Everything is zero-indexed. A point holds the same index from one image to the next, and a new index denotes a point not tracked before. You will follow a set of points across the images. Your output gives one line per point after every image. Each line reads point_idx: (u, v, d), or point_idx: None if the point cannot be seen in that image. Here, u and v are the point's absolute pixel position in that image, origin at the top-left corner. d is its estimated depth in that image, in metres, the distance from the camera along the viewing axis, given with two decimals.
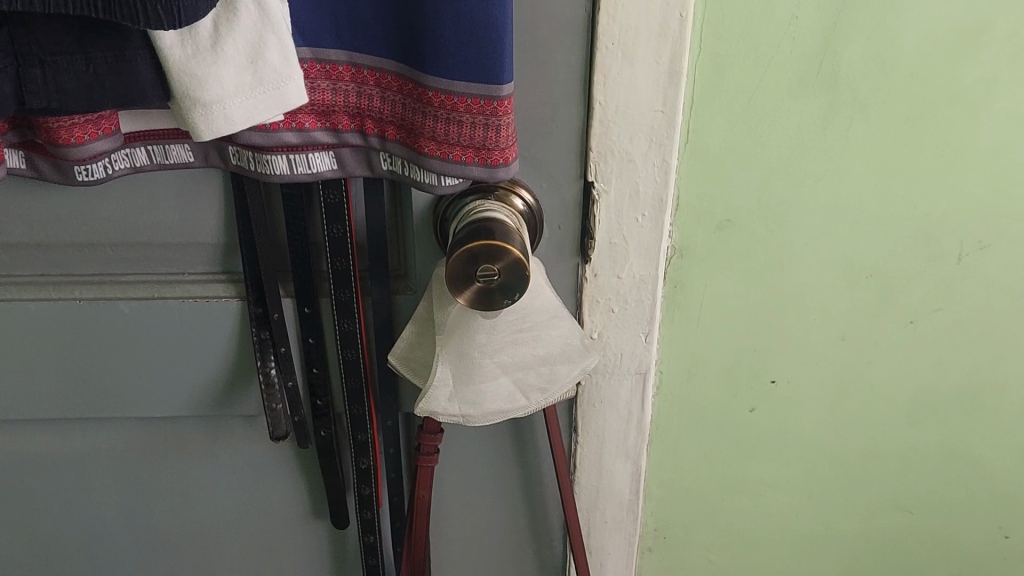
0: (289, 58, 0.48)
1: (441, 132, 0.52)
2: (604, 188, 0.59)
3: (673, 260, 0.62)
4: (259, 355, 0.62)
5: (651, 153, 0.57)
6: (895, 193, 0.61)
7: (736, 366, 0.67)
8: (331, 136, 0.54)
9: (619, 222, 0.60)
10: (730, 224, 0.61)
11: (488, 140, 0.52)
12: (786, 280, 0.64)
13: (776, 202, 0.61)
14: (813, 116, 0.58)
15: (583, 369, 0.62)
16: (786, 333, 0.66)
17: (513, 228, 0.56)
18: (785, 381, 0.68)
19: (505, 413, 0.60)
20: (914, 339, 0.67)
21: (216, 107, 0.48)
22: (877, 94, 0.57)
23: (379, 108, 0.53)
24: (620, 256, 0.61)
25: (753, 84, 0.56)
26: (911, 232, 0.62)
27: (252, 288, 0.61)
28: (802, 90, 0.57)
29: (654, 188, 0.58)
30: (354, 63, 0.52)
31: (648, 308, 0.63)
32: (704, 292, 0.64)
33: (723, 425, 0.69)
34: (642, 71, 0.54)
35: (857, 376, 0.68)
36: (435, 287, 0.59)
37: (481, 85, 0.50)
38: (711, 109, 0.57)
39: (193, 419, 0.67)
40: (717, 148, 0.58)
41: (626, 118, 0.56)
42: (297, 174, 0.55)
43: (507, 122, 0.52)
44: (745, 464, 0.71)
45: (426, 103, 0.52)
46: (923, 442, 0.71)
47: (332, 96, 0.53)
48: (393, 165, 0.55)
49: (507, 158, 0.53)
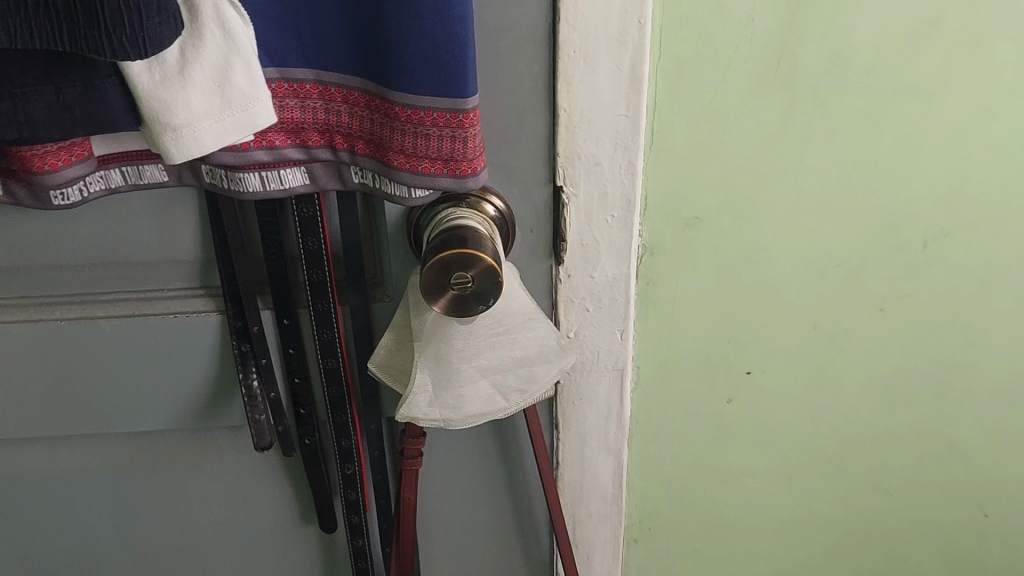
0: (255, 80, 0.49)
1: (409, 146, 0.53)
2: (573, 191, 0.60)
3: (644, 259, 0.64)
4: (241, 367, 0.63)
5: (617, 156, 0.58)
6: (859, 185, 0.62)
7: (711, 359, 0.68)
8: (301, 152, 0.55)
9: (590, 224, 0.61)
10: (698, 222, 0.62)
11: (456, 152, 0.53)
12: (756, 273, 0.65)
13: (743, 199, 0.62)
14: (775, 113, 0.59)
15: (561, 369, 0.63)
16: (759, 325, 0.67)
17: (485, 235, 0.57)
18: (760, 371, 0.69)
19: (485, 415, 0.61)
20: (884, 325, 0.68)
21: (186, 130, 0.49)
22: (836, 89, 0.58)
23: (347, 123, 0.54)
24: (592, 257, 0.62)
25: (714, 84, 0.57)
26: (876, 221, 0.64)
27: (230, 303, 0.61)
28: (762, 89, 0.58)
29: (622, 190, 0.60)
30: (321, 81, 0.53)
31: (622, 306, 0.64)
32: (677, 288, 0.65)
33: (701, 417, 0.71)
34: (605, 77, 0.55)
35: (830, 363, 0.69)
36: (411, 294, 0.60)
37: (446, 99, 0.51)
38: (675, 111, 0.58)
39: (180, 432, 0.68)
40: (682, 148, 0.59)
41: (591, 123, 0.57)
42: (269, 191, 0.56)
43: (474, 133, 0.53)
44: (725, 454, 0.73)
45: (393, 118, 0.53)
46: (898, 424, 0.73)
47: (301, 114, 0.54)
48: (364, 179, 0.56)
49: (476, 168, 0.54)
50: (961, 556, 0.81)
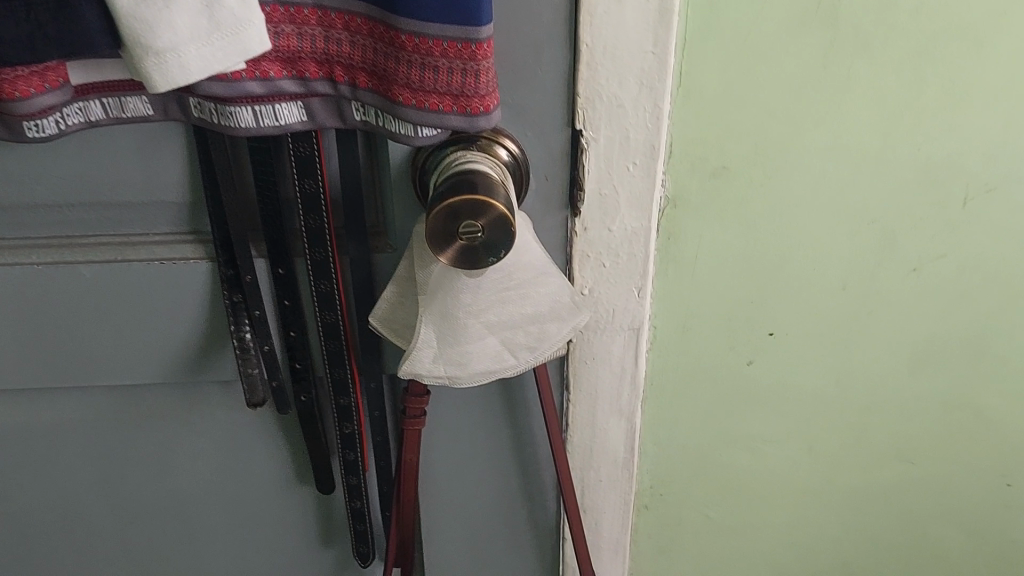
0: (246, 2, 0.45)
1: (416, 79, 0.48)
2: (593, 135, 0.55)
3: (667, 211, 0.59)
4: (232, 319, 0.59)
5: (641, 97, 0.54)
6: (900, 134, 0.57)
7: (734, 319, 0.64)
8: (297, 85, 0.50)
9: (609, 171, 0.56)
10: (726, 171, 0.58)
11: (466, 87, 0.48)
12: (785, 227, 0.60)
13: (775, 147, 0.57)
14: (814, 53, 0.54)
15: (574, 328, 0.59)
16: (786, 284, 0.63)
17: (497, 181, 0.53)
18: (784, 334, 0.65)
19: (493, 373, 0.57)
20: (920, 289, 0.63)
21: (171, 56, 0.44)
22: (882, 28, 0.53)
23: (348, 54, 0.49)
24: (611, 209, 0.58)
25: (750, 19, 0.52)
26: (917, 175, 0.59)
27: (221, 250, 0.57)
28: (801, 26, 0.53)
29: (645, 135, 0.55)
30: (320, 6, 0.48)
31: (641, 262, 0.60)
32: (700, 243, 0.61)
33: (721, 382, 0.67)
34: (631, 8, 0.51)
35: (861, 328, 0.65)
36: (416, 244, 0.56)
37: (456, 25, 0.46)
38: (705, 49, 0.53)
39: (168, 387, 0.64)
40: (712, 89, 0.55)
41: (615, 60, 0.52)
42: (263, 127, 0.52)
43: (487, 66, 0.48)
44: (744, 421, 0.69)
45: (399, 48, 0.48)
46: (929, 395, 0.68)
47: (299, 43, 0.49)
48: (366, 116, 0.52)
49: (489, 106, 0.50)
50: (985, 531, 0.78)
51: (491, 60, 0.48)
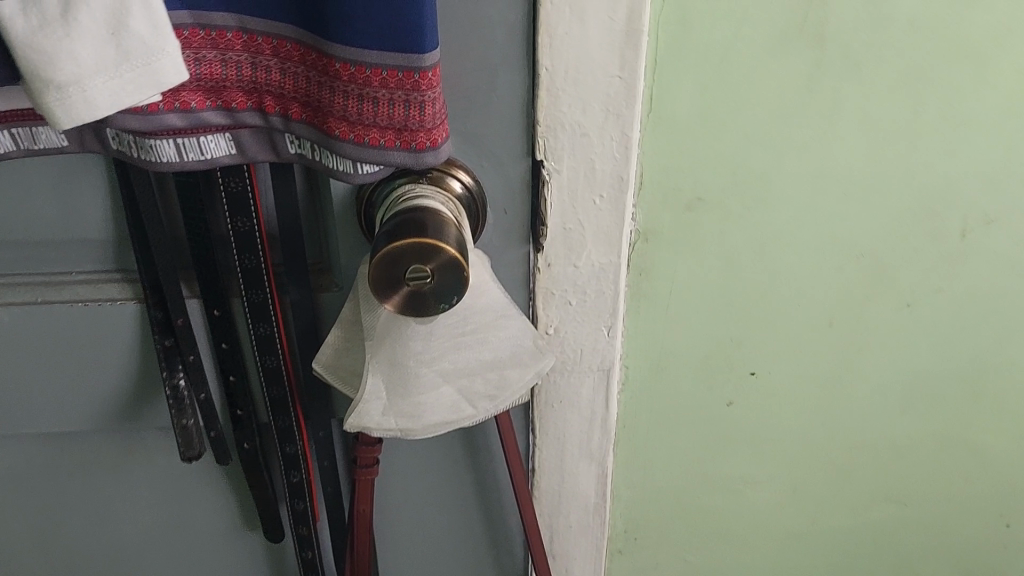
0: (159, 27, 0.39)
1: (354, 111, 0.43)
2: (554, 166, 0.50)
3: (638, 245, 0.54)
4: (164, 366, 0.54)
5: (608, 125, 0.49)
6: (891, 163, 0.52)
7: (712, 358, 0.59)
8: (224, 116, 0.45)
9: (574, 205, 0.51)
10: (701, 203, 0.53)
11: (411, 120, 0.44)
12: (766, 261, 0.55)
13: (755, 178, 0.52)
14: (798, 75, 0.48)
15: (536, 374, 0.55)
16: (767, 321, 0.58)
17: (450, 220, 0.48)
18: (766, 373, 0.60)
19: (449, 425, 0.53)
20: (912, 324, 0.59)
21: (74, 89, 0.38)
22: (873, 50, 0.48)
23: (279, 82, 0.44)
24: (576, 244, 0.53)
25: (728, 40, 0.47)
26: (909, 205, 0.54)
27: (150, 291, 0.52)
28: (783, 47, 0.47)
29: (613, 165, 0.50)
30: (245, 29, 0.43)
31: (610, 300, 0.55)
32: (674, 279, 0.56)
33: (698, 422, 0.62)
34: (596, 29, 0.45)
35: (847, 365, 0.60)
36: (362, 284, 0.51)
37: (396, 53, 0.42)
38: (679, 73, 0.48)
39: (100, 435, 0.59)
40: (685, 116, 0.49)
41: (578, 85, 0.47)
42: (187, 162, 0.46)
43: (433, 98, 0.43)
44: (723, 463, 0.64)
45: (334, 77, 0.43)
46: (920, 433, 0.64)
47: (223, 70, 0.44)
48: (302, 150, 0.47)
49: (437, 141, 0.45)
50: (978, 569, 0.73)
51: (439, 91, 0.44)
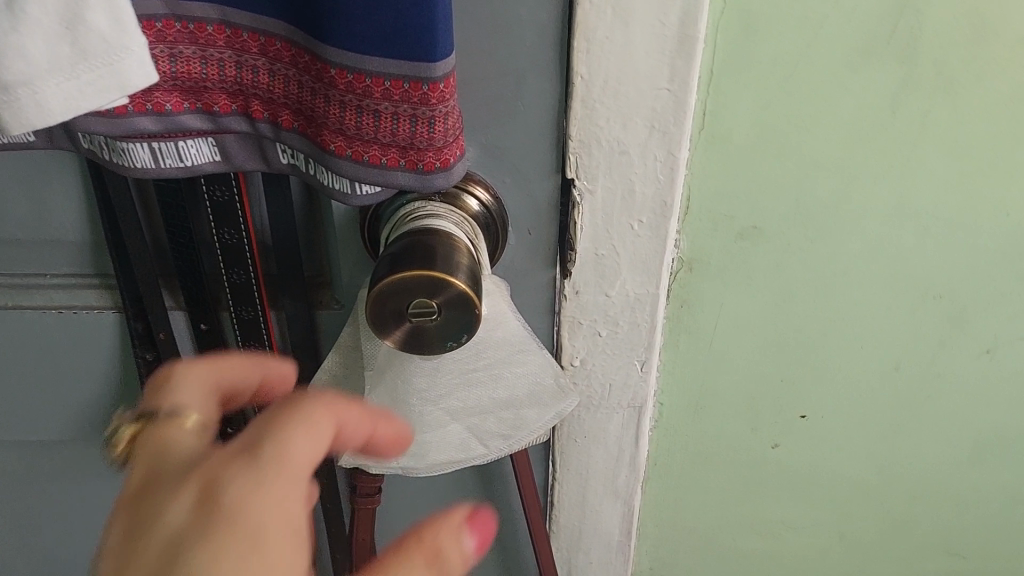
0: (124, 20, 0.30)
1: (352, 125, 0.37)
2: (588, 188, 0.43)
3: (680, 274, 0.48)
4: (146, 382, 0.49)
5: (651, 143, 0.42)
6: (981, 198, 0.45)
7: (758, 398, 0.53)
8: (205, 120, 0.39)
9: (608, 229, 0.45)
10: (756, 232, 0.46)
11: (418, 138, 0.37)
12: (827, 298, 0.49)
13: (821, 207, 0.45)
14: (879, 95, 0.41)
15: (558, 415, 0.48)
16: (824, 362, 0.51)
17: (464, 247, 0.41)
18: (818, 416, 0.53)
19: (455, 466, 0.47)
20: (990, 373, 0.51)
21: (24, 91, 0.29)
22: (972, 68, 0.40)
23: (267, 85, 0.38)
24: (609, 272, 0.46)
25: (798, 53, 0.40)
26: (999, 244, 0.46)
27: (128, 302, 0.47)
28: (863, 62, 0.40)
29: (655, 188, 0.43)
30: (227, 23, 0.36)
31: (646, 332, 0.49)
32: (720, 313, 0.49)
33: (738, 464, 0.56)
34: (642, 35, 0.38)
35: (913, 414, 0.53)
36: (363, 310, 0.45)
37: (402, 60, 0.35)
38: (738, 88, 0.41)
39: (84, 445, 0.55)
40: (743, 136, 0.42)
41: (618, 98, 0.40)
42: (164, 168, 0.40)
43: (446, 113, 0.37)
44: (763, 505, 0.58)
45: (329, 84, 0.36)
46: (988, 487, 0.57)
47: (202, 69, 0.38)
48: (294, 161, 0.40)
49: (449, 162, 0.38)
50: None
51: (454, 105, 0.37)
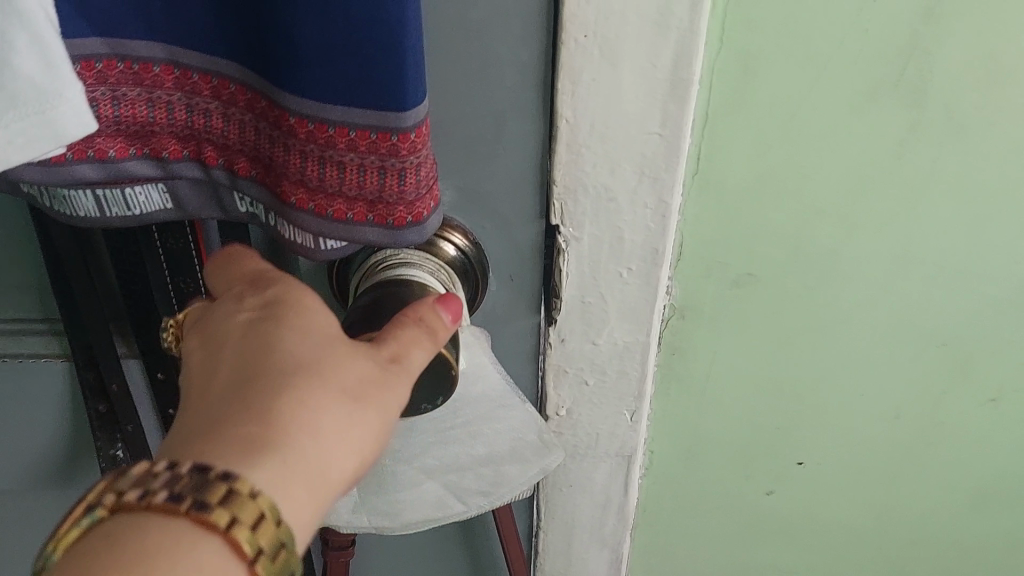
0: (55, 62, 0.26)
1: (314, 176, 0.34)
2: (573, 234, 0.40)
3: (671, 322, 0.45)
4: (100, 434, 0.45)
5: (642, 189, 0.38)
6: (992, 246, 0.42)
7: (752, 446, 0.50)
8: (154, 166, 0.36)
9: (595, 277, 0.42)
10: (751, 279, 0.43)
11: (387, 191, 0.33)
12: (826, 346, 0.46)
13: (822, 253, 0.42)
14: (886, 138, 0.38)
15: (542, 470, 0.44)
16: (823, 410, 0.48)
17: (440, 297, 0.38)
18: (815, 464, 0.51)
19: (428, 525, 0.44)
20: (995, 421, 0.49)
21: None
22: (986, 111, 0.37)
23: (221, 129, 0.35)
24: (596, 320, 0.43)
25: (799, 93, 0.37)
26: (1008, 291, 0.44)
27: (78, 351, 0.43)
28: (868, 103, 0.37)
29: (645, 236, 0.40)
30: (177, 64, 0.33)
31: (635, 382, 0.45)
32: (714, 361, 0.46)
33: (730, 510, 0.53)
34: (632, 77, 0.35)
35: (914, 462, 0.51)
36: None
37: (368, 107, 0.32)
38: (735, 130, 0.38)
39: (38, 492, 0.51)
40: (739, 180, 0.39)
41: (606, 142, 0.37)
42: (110, 217, 0.37)
43: (418, 163, 0.33)
44: (755, 549, 0.56)
45: (289, 131, 0.33)
46: (989, 531, 0.55)
47: (149, 112, 0.34)
48: (252, 210, 0.37)
49: (422, 215, 0.35)
50: None
51: (428, 154, 0.33)
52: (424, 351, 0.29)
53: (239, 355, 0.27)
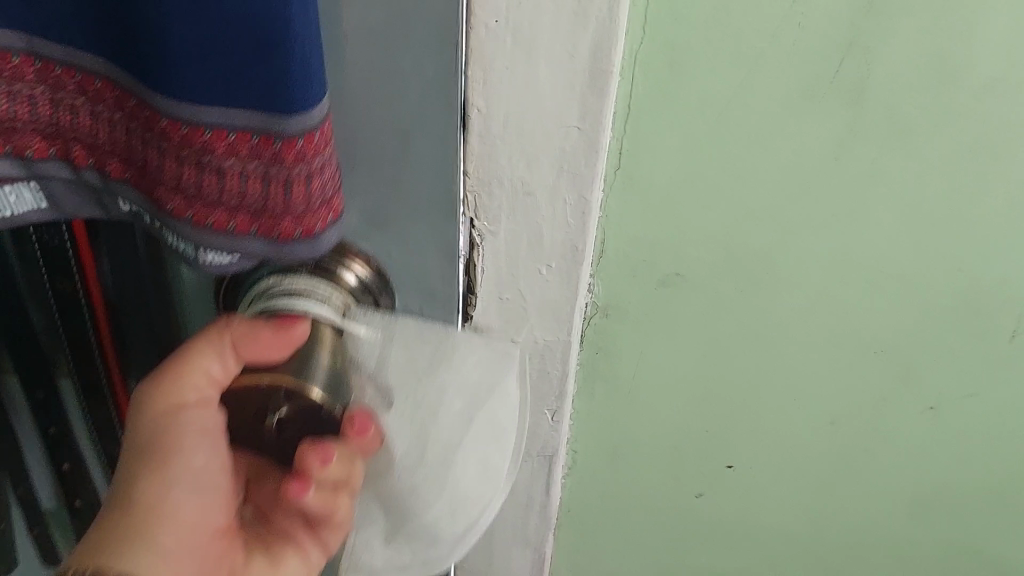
0: None
1: (194, 180, 0.30)
2: (488, 229, 0.38)
3: (594, 321, 0.42)
4: None
5: (560, 186, 0.36)
6: (933, 253, 0.40)
7: (681, 448, 0.48)
8: (18, 167, 0.32)
9: (513, 274, 0.39)
10: (680, 279, 0.41)
11: (273, 203, 0.30)
12: (758, 351, 0.44)
13: (754, 255, 0.40)
14: (822, 141, 0.36)
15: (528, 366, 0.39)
16: (755, 415, 0.47)
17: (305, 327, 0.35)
18: (747, 469, 0.49)
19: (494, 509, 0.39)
20: (931, 428, 0.47)
21: None
22: (927, 116, 0.35)
23: (93, 124, 0.32)
24: (516, 317, 0.41)
25: (729, 91, 0.34)
26: (949, 300, 0.42)
27: None
28: (803, 104, 0.35)
29: (564, 233, 0.38)
30: (36, 56, 0.30)
31: (556, 381, 0.43)
32: (641, 362, 0.44)
33: (659, 511, 0.51)
34: (548, 68, 0.32)
35: (848, 467, 0.49)
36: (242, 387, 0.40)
37: (251, 109, 0.28)
38: (662, 127, 0.35)
39: None
40: (667, 179, 0.37)
41: (521, 137, 0.34)
42: None
43: (310, 175, 0.30)
44: (685, 548, 0.54)
45: (166, 138, 0.30)
46: (924, 535, 0.53)
47: (11, 107, 0.31)
48: (135, 211, 0.34)
49: (320, 224, 0.31)
50: None
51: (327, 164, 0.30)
52: (235, 322, 0.36)
53: (107, 527, 0.36)
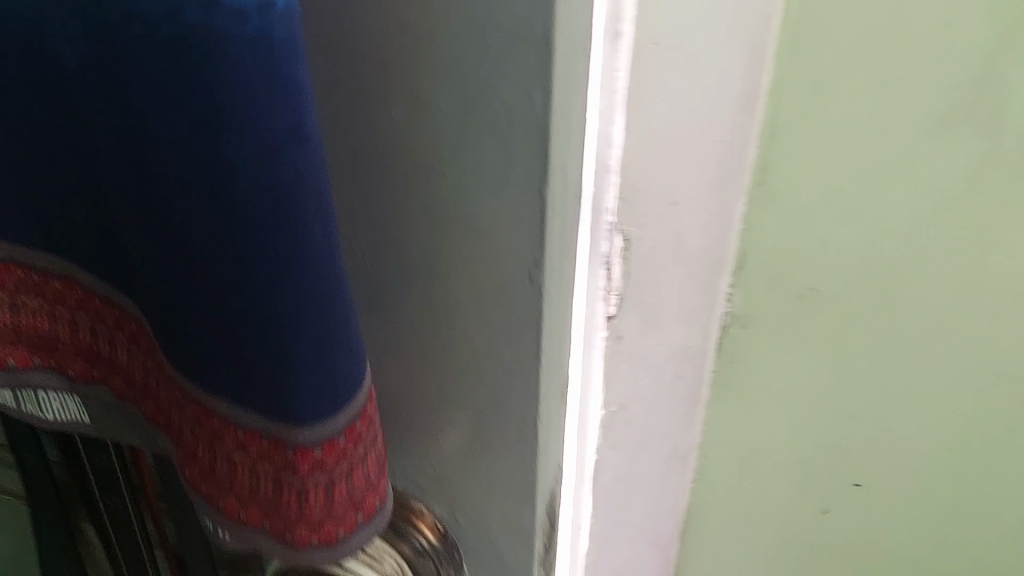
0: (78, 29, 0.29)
1: (222, 471, 0.32)
2: (635, 234, 0.41)
3: (730, 330, 0.46)
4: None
5: (706, 198, 0.40)
6: None
7: (808, 460, 0.50)
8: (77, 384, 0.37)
9: (656, 278, 0.43)
10: (813, 293, 0.43)
11: (285, 503, 0.31)
12: (889, 369, 0.45)
13: (888, 273, 0.42)
14: (957, 166, 0.38)
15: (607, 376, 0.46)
16: (883, 435, 0.48)
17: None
18: (872, 490, 0.50)
19: None
20: None
21: None
22: None
23: (141, 369, 0.36)
24: (655, 320, 0.44)
25: (866, 114, 0.37)
26: None
27: None
28: (937, 129, 0.37)
29: (707, 242, 0.42)
30: (81, 282, 0.34)
31: (691, 382, 0.47)
32: (772, 371, 0.47)
33: (784, 519, 0.53)
34: (697, 88, 0.36)
35: (980, 500, 0.49)
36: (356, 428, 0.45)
37: (271, 418, 0.30)
38: (802, 147, 0.39)
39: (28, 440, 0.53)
40: (805, 196, 0.40)
41: (670, 149, 0.38)
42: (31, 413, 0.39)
43: (334, 481, 0.30)
44: (809, 562, 0.55)
45: (194, 407, 0.33)
46: None
47: (91, 337, 0.36)
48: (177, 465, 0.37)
49: (354, 521, 0.32)
50: None
51: (368, 455, 0.30)
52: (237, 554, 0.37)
53: None
